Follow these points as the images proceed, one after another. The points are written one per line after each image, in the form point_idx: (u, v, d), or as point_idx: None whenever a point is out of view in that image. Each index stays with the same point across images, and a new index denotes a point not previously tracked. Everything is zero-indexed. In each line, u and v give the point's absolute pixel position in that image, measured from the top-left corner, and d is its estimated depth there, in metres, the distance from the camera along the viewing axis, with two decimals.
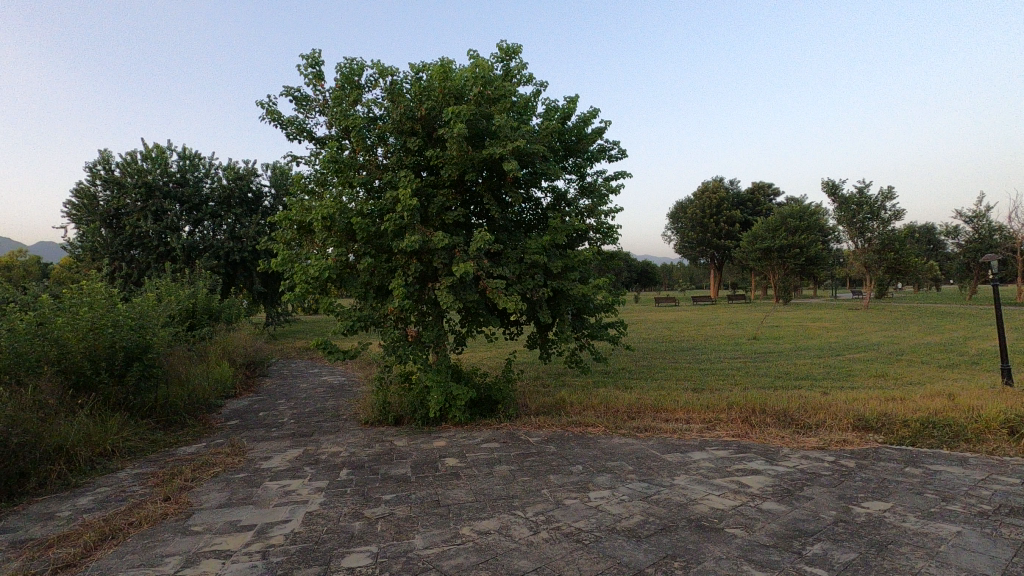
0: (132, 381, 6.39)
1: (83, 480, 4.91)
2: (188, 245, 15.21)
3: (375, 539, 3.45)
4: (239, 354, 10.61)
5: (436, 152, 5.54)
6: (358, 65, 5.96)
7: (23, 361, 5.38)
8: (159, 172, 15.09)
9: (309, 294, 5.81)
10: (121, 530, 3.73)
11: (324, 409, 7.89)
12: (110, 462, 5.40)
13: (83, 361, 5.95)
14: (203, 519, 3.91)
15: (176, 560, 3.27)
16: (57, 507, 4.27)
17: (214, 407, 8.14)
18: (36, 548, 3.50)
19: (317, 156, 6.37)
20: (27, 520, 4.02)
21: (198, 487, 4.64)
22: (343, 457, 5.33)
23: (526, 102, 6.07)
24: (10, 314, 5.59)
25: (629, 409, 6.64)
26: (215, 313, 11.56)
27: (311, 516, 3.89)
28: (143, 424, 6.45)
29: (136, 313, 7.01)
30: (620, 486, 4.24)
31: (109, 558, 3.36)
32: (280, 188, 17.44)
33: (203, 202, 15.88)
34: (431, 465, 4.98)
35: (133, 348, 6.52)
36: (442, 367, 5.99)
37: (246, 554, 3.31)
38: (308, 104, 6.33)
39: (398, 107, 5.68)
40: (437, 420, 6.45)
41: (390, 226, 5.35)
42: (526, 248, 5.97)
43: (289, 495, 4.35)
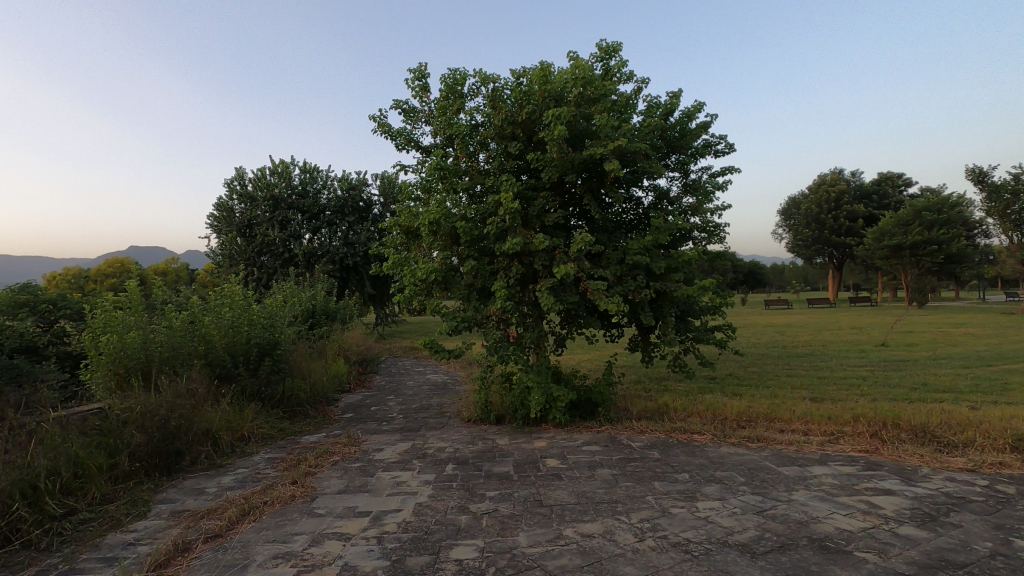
0: (264, 374, 7.09)
1: (227, 461, 5.52)
2: (309, 252, 16.61)
3: (481, 534, 3.55)
4: (353, 352, 11.39)
5: (537, 155, 5.61)
6: (461, 74, 6.17)
7: (178, 354, 6.18)
8: (284, 185, 16.76)
9: (416, 296, 6.11)
10: (258, 507, 4.15)
11: (429, 406, 8.26)
12: (247, 447, 6.01)
13: (224, 356, 6.71)
14: (326, 503, 4.25)
15: (304, 539, 3.58)
16: (206, 483, 4.84)
17: (332, 401, 8.80)
18: (191, 519, 3.99)
19: (423, 164, 6.69)
20: (183, 493, 4.59)
21: (320, 473, 5.04)
22: (448, 453, 5.53)
23: (627, 101, 5.96)
24: (168, 313, 6.46)
25: (739, 418, 6.28)
26: (332, 313, 12.49)
27: (421, 507, 4.08)
28: (274, 413, 7.13)
29: (266, 313, 7.77)
30: (731, 498, 4.03)
31: (248, 532, 3.74)
32: (388, 197, 18.52)
33: (321, 211, 17.30)
34: (533, 464, 5.03)
35: (265, 344, 7.23)
36: (543, 368, 6.05)
37: (363, 538, 3.55)
38: (415, 115, 6.66)
39: (500, 114, 5.81)
40: (537, 421, 6.50)
41: (492, 229, 5.50)
42: (627, 248, 5.86)
43: (400, 485, 4.60)
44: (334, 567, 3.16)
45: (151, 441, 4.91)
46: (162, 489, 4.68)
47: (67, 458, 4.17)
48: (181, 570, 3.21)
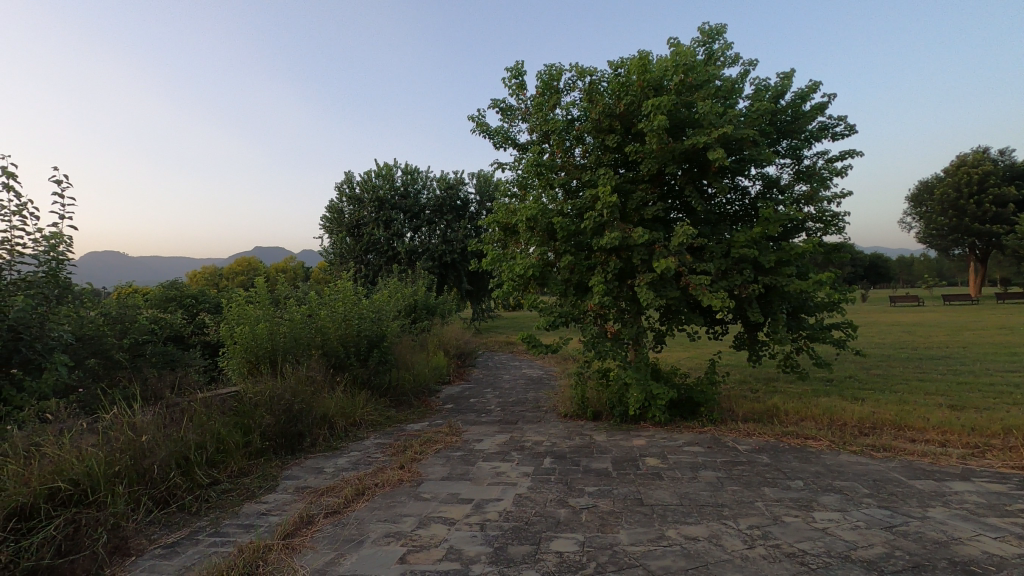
0: (373, 364, 7.56)
1: (341, 444, 5.96)
2: (410, 249, 17.46)
3: (581, 528, 3.56)
4: (452, 345, 11.82)
5: (635, 147, 5.47)
6: (558, 69, 6.17)
7: (299, 344, 6.76)
8: (388, 187, 17.72)
9: (514, 292, 6.21)
10: (370, 488, 4.45)
11: (525, 400, 8.38)
12: (358, 431, 6.45)
13: (338, 347, 7.23)
14: (432, 488, 4.47)
15: (412, 520, 3.79)
16: (324, 463, 5.26)
17: (434, 391, 9.19)
18: (313, 495, 4.36)
19: (520, 161, 6.78)
20: (305, 471, 5.03)
21: (425, 459, 5.29)
22: (545, 446, 5.59)
23: (733, 86, 5.65)
24: (290, 308, 7.09)
25: (861, 424, 5.75)
26: (432, 308, 13.03)
27: (521, 498, 4.16)
28: (382, 402, 7.58)
29: (374, 308, 8.29)
30: (853, 510, 3.71)
31: (363, 510, 4.02)
32: (483, 195, 19.01)
33: (421, 210, 18.10)
34: (631, 462, 4.95)
35: (373, 337, 7.72)
36: (641, 365, 5.92)
37: (467, 524, 3.69)
38: (512, 113, 6.76)
39: (597, 107, 5.74)
40: (636, 418, 6.38)
41: (590, 224, 5.46)
42: (733, 241, 5.56)
43: (500, 476, 4.73)
44: (441, 550, 3.31)
45: (278, 422, 5.42)
46: (288, 466, 5.16)
47: (212, 435, 4.71)
48: (307, 540, 3.53)
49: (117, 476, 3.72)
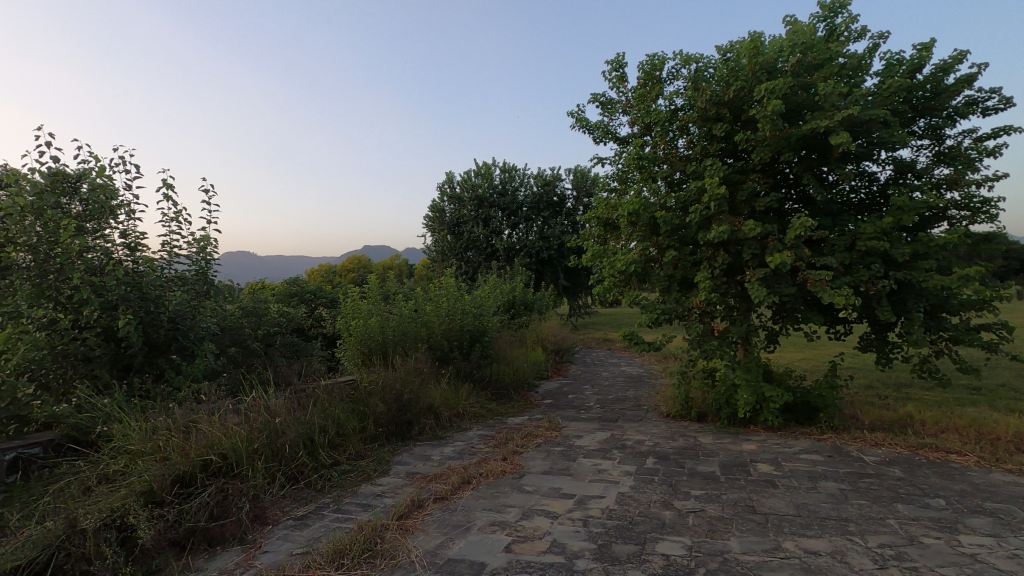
0: (475, 358, 7.81)
1: (446, 434, 6.23)
2: (508, 246, 17.78)
3: (688, 532, 3.46)
4: (550, 341, 11.89)
5: (746, 135, 5.17)
6: (660, 58, 5.99)
7: (407, 338, 7.14)
8: (486, 186, 18.20)
9: (615, 288, 6.12)
10: (475, 478, 4.61)
11: (625, 398, 8.24)
12: (462, 422, 6.70)
13: (443, 341, 7.55)
14: (533, 481, 4.54)
15: (516, 512, 3.88)
16: (431, 451, 5.53)
17: (532, 386, 9.31)
18: (423, 481, 4.61)
19: (621, 155, 6.66)
20: (415, 458, 5.32)
21: (527, 453, 5.39)
22: (647, 446, 5.48)
23: (859, 63, 5.16)
24: (399, 304, 7.51)
25: (1018, 440, 5.04)
26: (530, 304, 13.19)
27: (623, 497, 4.11)
28: (483, 394, 7.81)
29: (475, 303, 8.56)
30: (1009, 537, 3.27)
31: (469, 498, 4.19)
32: (581, 190, 18.93)
33: (519, 208, 18.38)
34: (741, 467, 4.71)
35: (475, 332, 7.98)
36: (752, 365, 5.60)
37: (570, 518, 3.71)
38: (612, 106, 6.66)
39: (703, 95, 5.49)
40: (745, 421, 6.05)
41: (695, 217, 5.25)
42: (859, 232, 5.09)
43: (601, 473, 4.70)
44: (545, 542, 3.36)
45: (390, 410, 5.78)
46: (399, 452, 5.49)
47: (333, 420, 5.12)
48: (418, 522, 3.74)
49: (256, 452, 4.16)
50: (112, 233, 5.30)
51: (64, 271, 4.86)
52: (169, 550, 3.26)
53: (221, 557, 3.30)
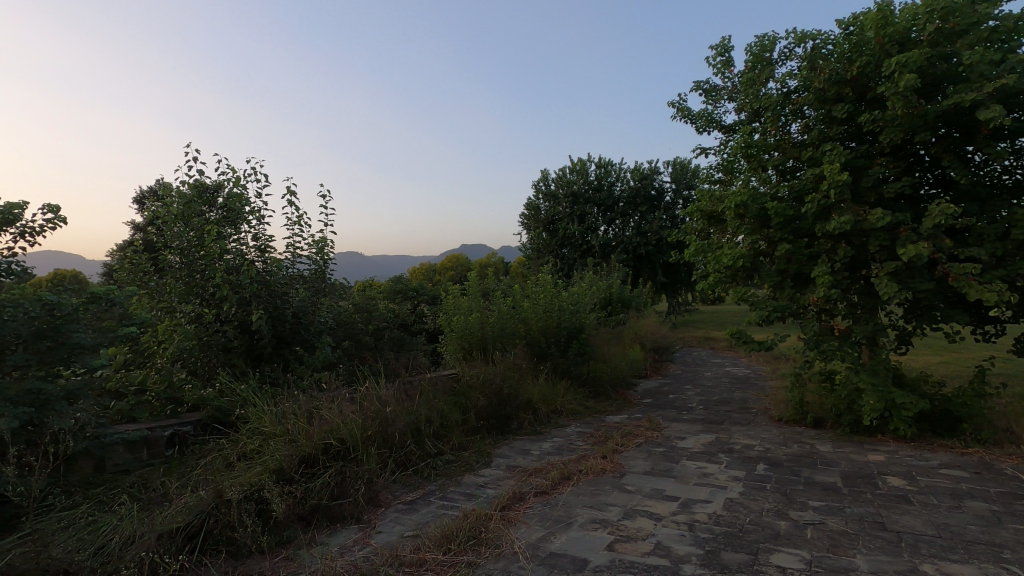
0: (572, 354, 7.79)
1: (545, 429, 6.28)
2: (604, 242, 17.53)
3: (807, 545, 3.22)
4: (649, 339, 11.57)
5: (872, 116, 4.70)
6: (771, 38, 5.61)
7: (506, 334, 7.28)
8: (582, 182, 18.10)
9: (720, 283, 5.82)
10: (575, 474, 4.61)
11: (731, 400, 7.83)
12: (560, 419, 6.72)
13: (540, 337, 7.62)
14: (635, 481, 4.45)
15: (617, 511, 3.83)
16: (531, 446, 5.60)
17: (631, 385, 9.12)
18: (523, 474, 4.68)
19: (726, 144, 6.33)
20: (514, 452, 5.41)
21: (627, 452, 5.30)
22: (758, 451, 5.16)
23: (1016, 24, 4.49)
24: (498, 300, 7.69)
25: None
26: (627, 301, 12.92)
27: (732, 503, 3.92)
28: (581, 392, 7.77)
29: (572, 300, 8.55)
30: None
31: (569, 495, 4.19)
32: (680, 183, 18.24)
33: (615, 203, 18.07)
34: (868, 479, 4.31)
35: (572, 328, 7.96)
36: (879, 368, 5.10)
37: (674, 522, 3.60)
38: (717, 93, 6.35)
39: (821, 74, 5.07)
40: (870, 430, 5.52)
41: (812, 207, 4.87)
42: (1015, 218, 4.45)
43: (707, 477, 4.51)
44: (649, 543, 3.29)
45: (490, 404, 5.94)
46: (499, 445, 5.62)
47: (438, 411, 5.35)
48: (520, 515, 3.80)
49: (370, 439, 4.45)
50: (246, 236, 5.90)
51: (208, 272, 5.53)
52: (297, 523, 3.58)
53: (340, 534, 3.57)
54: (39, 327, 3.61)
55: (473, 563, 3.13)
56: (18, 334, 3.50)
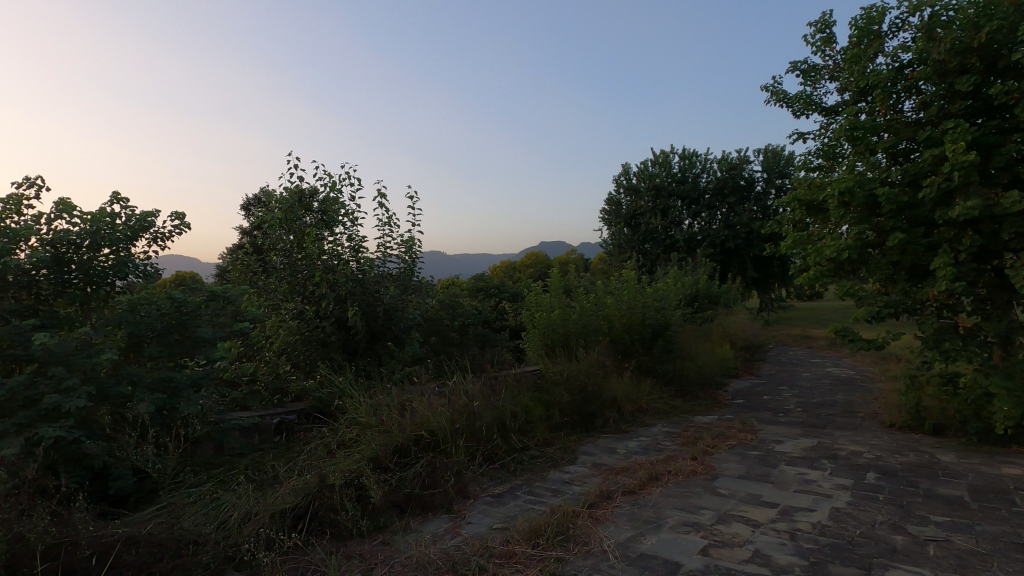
0: (658, 352, 7.58)
1: (630, 428, 6.16)
2: (689, 236, 16.89)
3: (929, 564, 2.94)
4: (739, 337, 11.01)
5: (1005, 86, 4.19)
6: (880, 9, 5.15)
7: (589, 331, 7.21)
8: (664, 175, 17.56)
9: (822, 278, 5.41)
10: (664, 475, 4.48)
11: (833, 402, 7.28)
12: (645, 418, 6.56)
13: (624, 334, 7.47)
14: (729, 485, 4.26)
15: (711, 514, 3.68)
16: (616, 444, 5.52)
17: (720, 385, 8.72)
18: (609, 473, 4.62)
19: (828, 128, 5.88)
20: (600, 450, 5.35)
21: (718, 454, 5.08)
22: (867, 459, 4.77)
23: None
24: (580, 297, 7.63)
25: None
26: (715, 297, 12.36)
27: (839, 513, 3.65)
28: (667, 390, 7.54)
29: (657, 296, 8.32)
30: None
31: (659, 495, 4.08)
32: (772, 172, 17.24)
33: (701, 195, 17.37)
34: (1001, 494, 3.85)
35: (658, 325, 7.75)
36: (1014, 370, 4.54)
37: (774, 529, 3.40)
38: (816, 73, 5.92)
39: (941, 44, 4.59)
40: (1003, 440, 4.93)
41: (931, 192, 4.41)
42: None
43: (809, 484, 4.22)
44: (746, 551, 3.14)
45: (574, 401, 5.92)
46: (584, 443, 5.58)
47: (522, 407, 5.40)
48: (608, 513, 3.75)
49: (458, 431, 4.58)
50: (341, 238, 6.26)
51: (308, 272, 5.95)
52: (392, 510, 3.75)
53: (432, 523, 3.69)
54: (169, 321, 4.04)
55: (562, 558, 3.13)
56: (153, 328, 3.94)
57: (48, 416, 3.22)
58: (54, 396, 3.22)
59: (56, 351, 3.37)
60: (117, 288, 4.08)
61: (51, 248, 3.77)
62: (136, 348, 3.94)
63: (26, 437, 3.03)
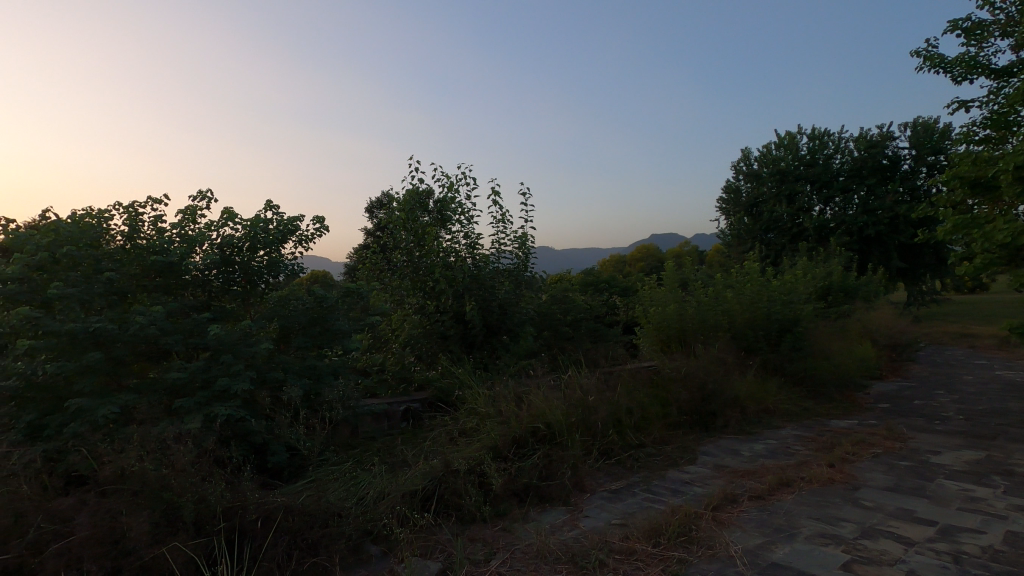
0: (786, 349, 7.05)
1: (755, 430, 5.80)
2: (820, 224, 15.46)
3: None
4: (883, 335, 9.88)
5: None
6: None
7: (707, 326, 6.89)
8: (791, 158, 16.21)
9: (991, 267, 4.65)
10: (796, 481, 4.17)
11: (1005, 411, 6.30)
12: (772, 420, 6.13)
13: (747, 330, 7.05)
14: (874, 497, 3.86)
15: (853, 527, 3.37)
16: (740, 446, 5.23)
17: (860, 387, 7.90)
18: (734, 475, 4.39)
19: (998, 92, 5.10)
20: (722, 451, 5.10)
21: (860, 462, 4.62)
22: None
23: None
24: (698, 291, 7.32)
25: None
26: (853, 290, 11.20)
27: (1017, 538, 3.16)
28: (797, 391, 6.98)
29: (783, 290, 7.73)
30: None
31: (791, 503, 3.81)
32: (922, 148, 15.25)
33: (834, 178, 15.84)
34: None
35: (786, 320, 7.21)
36: None
37: (932, 550, 3.04)
38: (983, 31, 5.15)
39: None
40: None
41: None
42: None
43: (976, 501, 3.71)
44: (898, 571, 2.83)
45: (693, 399, 5.69)
46: (704, 442, 5.35)
47: (639, 403, 5.30)
48: (733, 517, 3.58)
49: (574, 425, 4.60)
50: (458, 235, 6.55)
51: (428, 268, 6.29)
52: (512, 498, 3.86)
53: (550, 513, 3.76)
54: (313, 315, 4.49)
55: (685, 560, 3.04)
56: (300, 321, 4.40)
57: (220, 396, 3.73)
58: (224, 379, 3.74)
59: (225, 340, 3.90)
60: (269, 285, 4.60)
61: (219, 251, 4.36)
62: (286, 338, 4.42)
63: (205, 414, 3.53)
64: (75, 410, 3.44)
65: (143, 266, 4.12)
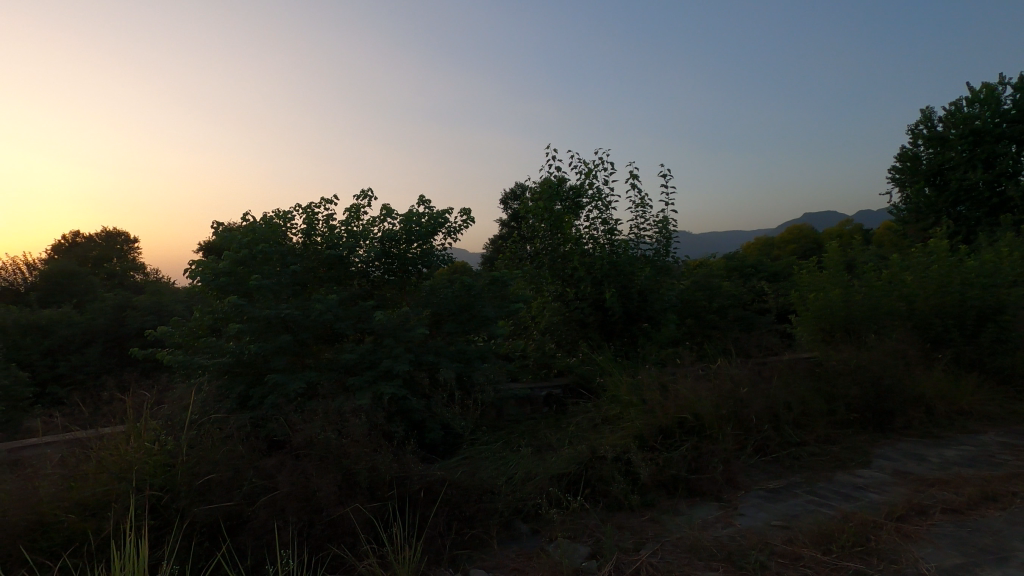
0: (986, 341, 6.00)
1: (946, 433, 5.01)
2: None
3: None
4: None
5: None
6: None
7: (880, 314, 6.13)
8: (988, 114, 13.65)
9: None
10: (1005, 496, 3.53)
11: None
12: (969, 423, 5.25)
13: (933, 319, 6.13)
14: None
15: None
16: (926, 451, 4.56)
17: None
18: (920, 483, 3.85)
19: None
20: (904, 455, 4.48)
21: None
22: None
23: None
24: (868, 274, 6.51)
25: None
26: None
27: None
28: (1001, 390, 5.91)
29: (983, 271, 6.56)
30: None
31: (999, 520, 3.25)
32: None
33: None
34: None
35: (985, 308, 6.13)
36: None
37: None
38: None
39: None
40: None
41: None
42: None
43: None
44: None
45: (865, 395, 5.07)
46: (879, 444, 4.75)
47: (799, 397, 4.85)
48: (922, 531, 3.14)
49: (725, 418, 4.35)
50: (596, 222, 6.49)
51: (567, 255, 6.31)
52: (660, 490, 3.76)
53: (702, 508, 3.60)
54: (462, 302, 4.75)
55: (862, 573, 2.74)
56: (450, 308, 4.68)
57: (385, 376, 4.11)
58: (387, 361, 4.11)
59: (388, 325, 4.29)
60: (422, 275, 4.95)
61: (380, 244, 4.78)
62: (438, 324, 4.74)
63: (374, 392, 3.91)
64: (272, 384, 4.01)
65: (319, 260, 4.66)
